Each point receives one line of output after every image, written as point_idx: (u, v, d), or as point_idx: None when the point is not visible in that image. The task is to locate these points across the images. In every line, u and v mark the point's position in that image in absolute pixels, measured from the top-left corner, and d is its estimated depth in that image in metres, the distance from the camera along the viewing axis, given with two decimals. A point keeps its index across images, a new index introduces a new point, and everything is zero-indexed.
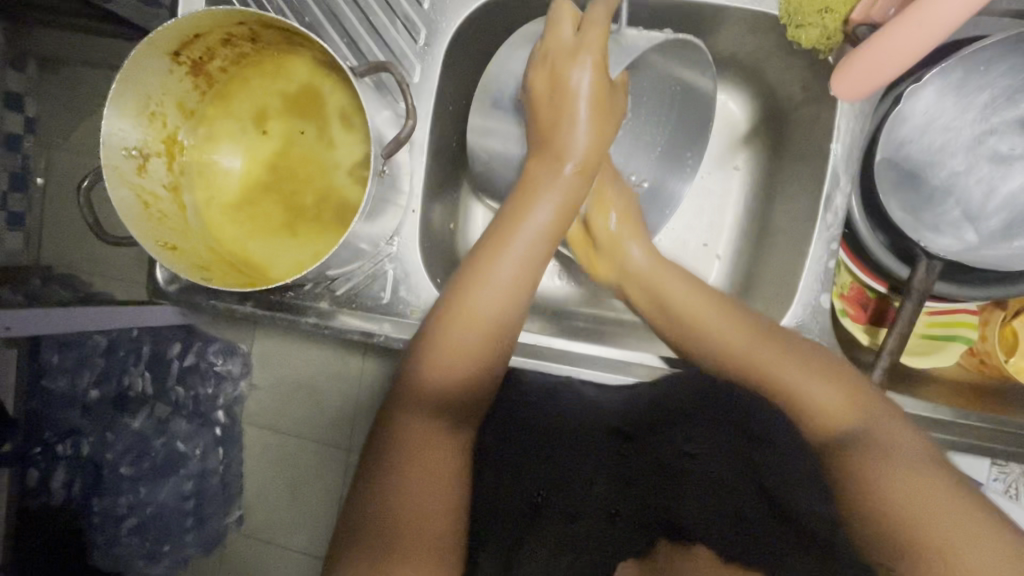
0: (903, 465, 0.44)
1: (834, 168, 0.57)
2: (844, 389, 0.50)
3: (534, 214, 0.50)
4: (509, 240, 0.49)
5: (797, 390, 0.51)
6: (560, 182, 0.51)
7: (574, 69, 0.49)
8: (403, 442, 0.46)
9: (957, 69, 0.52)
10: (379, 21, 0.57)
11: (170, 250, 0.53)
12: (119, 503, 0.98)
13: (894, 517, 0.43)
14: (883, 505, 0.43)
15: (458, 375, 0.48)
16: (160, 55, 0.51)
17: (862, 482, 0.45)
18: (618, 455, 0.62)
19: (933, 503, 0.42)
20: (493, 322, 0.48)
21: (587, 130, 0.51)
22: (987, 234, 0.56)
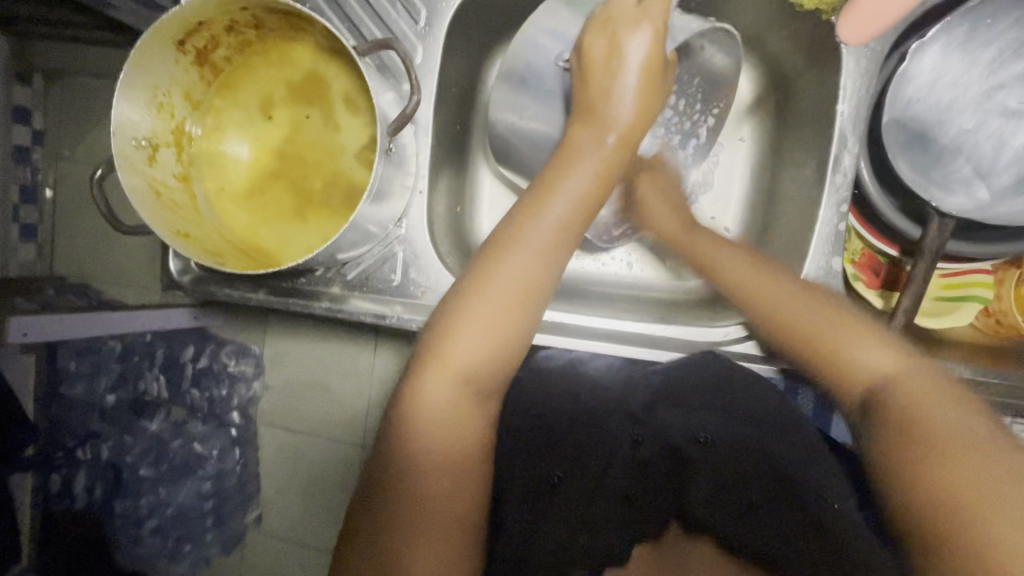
0: (946, 438, 0.41)
1: (842, 129, 0.56)
2: (897, 359, 0.47)
3: (572, 180, 0.48)
4: (546, 205, 0.48)
5: (847, 359, 0.48)
6: (599, 150, 0.50)
7: (630, 34, 0.49)
8: (426, 403, 0.46)
9: (960, 25, 0.52)
10: (379, 3, 0.58)
11: (183, 237, 0.54)
12: (140, 505, 0.99)
13: (933, 488, 0.40)
14: (929, 475, 0.40)
15: (488, 347, 0.46)
16: (167, 44, 0.52)
17: (904, 460, 0.42)
18: (629, 443, 0.58)
19: (981, 476, 0.38)
20: (523, 293, 0.46)
21: (635, 98, 0.50)
22: (999, 190, 0.56)
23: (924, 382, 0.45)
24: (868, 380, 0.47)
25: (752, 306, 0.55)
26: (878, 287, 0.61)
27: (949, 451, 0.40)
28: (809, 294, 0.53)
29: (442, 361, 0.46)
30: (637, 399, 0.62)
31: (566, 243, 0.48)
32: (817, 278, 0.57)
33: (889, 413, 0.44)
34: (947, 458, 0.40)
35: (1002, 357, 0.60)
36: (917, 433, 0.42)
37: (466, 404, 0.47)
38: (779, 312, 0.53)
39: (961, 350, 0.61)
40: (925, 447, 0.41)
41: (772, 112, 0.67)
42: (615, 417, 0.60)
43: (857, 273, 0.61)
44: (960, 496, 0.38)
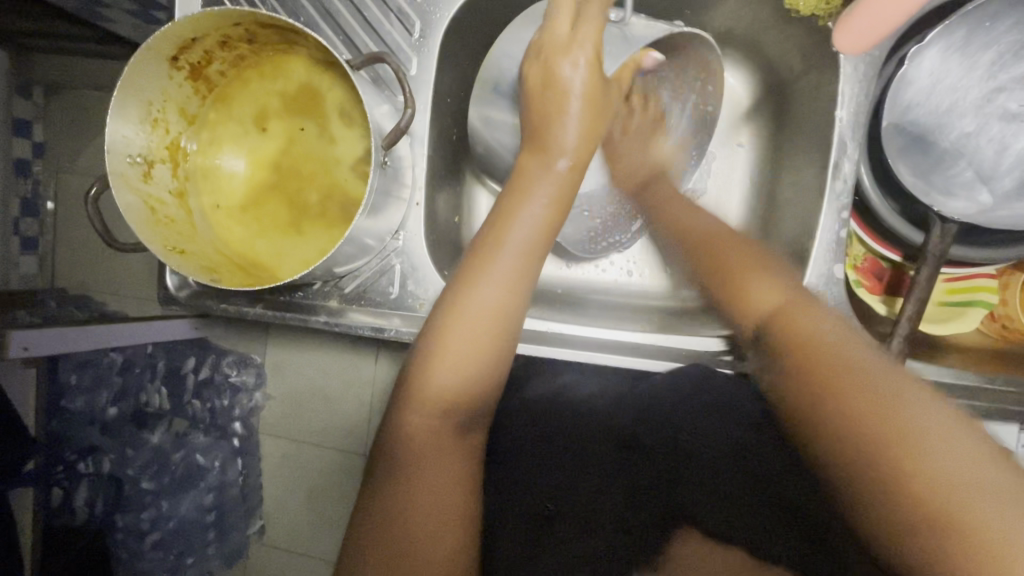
0: (850, 362, 0.36)
1: (841, 135, 0.55)
2: (782, 290, 0.48)
3: (529, 207, 0.48)
4: (506, 232, 0.47)
5: (741, 288, 0.49)
6: (553, 176, 0.49)
7: (563, 65, 0.49)
8: (407, 439, 0.46)
9: (960, 28, 0.51)
10: (373, 15, 0.58)
11: (179, 253, 0.53)
12: (142, 518, 0.98)
13: (833, 420, 0.35)
14: (829, 407, 0.35)
15: (465, 379, 0.46)
16: (160, 61, 0.51)
17: (810, 395, 0.37)
18: (620, 446, 0.60)
19: (876, 392, 0.34)
20: (494, 323, 0.46)
21: (577, 123, 0.50)
22: (1001, 194, 0.55)
23: (835, 329, 0.40)
24: (758, 314, 0.47)
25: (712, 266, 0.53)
26: (879, 293, 0.61)
27: (842, 378, 0.36)
28: (731, 237, 0.55)
29: (421, 398, 0.46)
30: (640, 405, 0.62)
31: (533, 266, 0.48)
32: (818, 285, 0.56)
33: (802, 354, 0.39)
34: (905, 436, 0.31)
35: (1006, 361, 0.60)
36: (817, 372, 0.37)
37: (445, 441, 0.46)
38: (710, 257, 0.54)
39: (966, 354, 0.61)
40: (834, 377, 0.36)
41: (770, 117, 0.66)
42: (605, 436, 0.61)
43: (860, 279, 0.61)
44: (870, 422, 0.33)
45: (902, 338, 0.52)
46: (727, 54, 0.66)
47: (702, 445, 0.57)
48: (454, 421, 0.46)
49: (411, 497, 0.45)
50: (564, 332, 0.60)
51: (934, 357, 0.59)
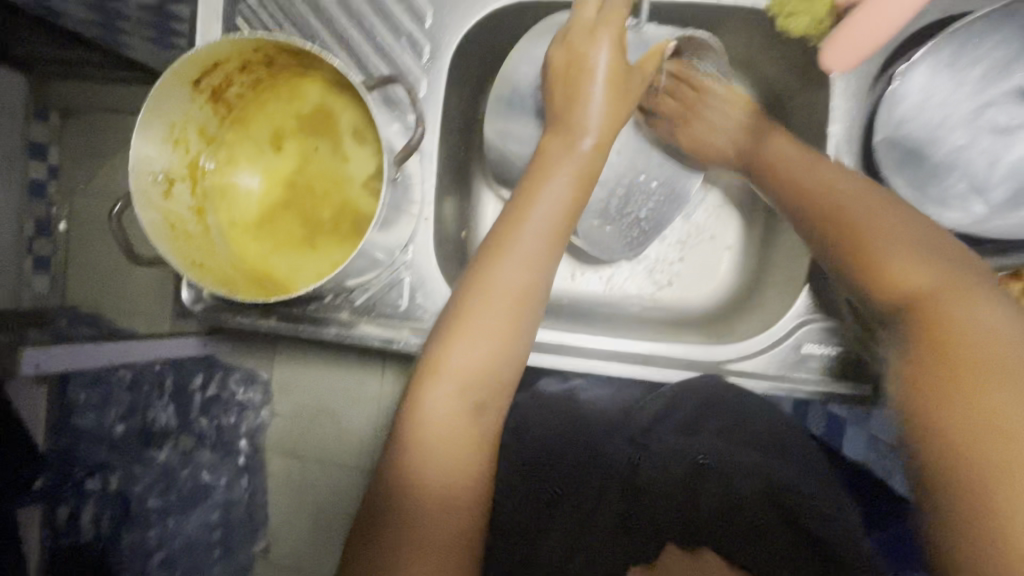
0: (975, 345, 0.36)
1: (837, 149, 0.58)
2: (936, 267, 0.41)
3: (553, 185, 0.49)
4: (531, 210, 0.49)
5: (881, 267, 0.43)
6: (574, 156, 0.50)
7: (599, 48, 0.51)
8: (429, 406, 0.46)
9: (947, 46, 0.53)
10: (384, 40, 0.60)
11: (199, 267, 0.55)
12: (148, 537, 0.98)
13: (949, 410, 0.35)
14: (957, 392, 0.35)
15: (487, 355, 0.47)
16: (184, 85, 0.54)
17: (930, 378, 0.36)
18: (629, 469, 0.59)
19: (1017, 390, 0.33)
20: (514, 300, 0.48)
21: (600, 110, 0.51)
22: (996, 205, 0.56)
23: (969, 302, 0.39)
24: (911, 289, 0.41)
25: (842, 241, 0.46)
26: None
27: (965, 365, 0.35)
28: (879, 202, 0.47)
29: (446, 367, 0.47)
30: (645, 422, 0.62)
31: (552, 246, 0.49)
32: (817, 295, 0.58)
33: (922, 317, 0.39)
34: (998, 409, 0.33)
35: None
36: (939, 339, 0.37)
37: (469, 410, 0.47)
38: (860, 248, 0.45)
39: None
40: (970, 352, 0.36)
41: None
42: (617, 443, 0.61)
43: None
44: (1000, 412, 0.33)
45: None
46: (724, 73, 0.69)
47: (737, 473, 0.56)
48: (476, 396, 0.47)
49: (425, 457, 0.46)
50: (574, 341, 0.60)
51: None
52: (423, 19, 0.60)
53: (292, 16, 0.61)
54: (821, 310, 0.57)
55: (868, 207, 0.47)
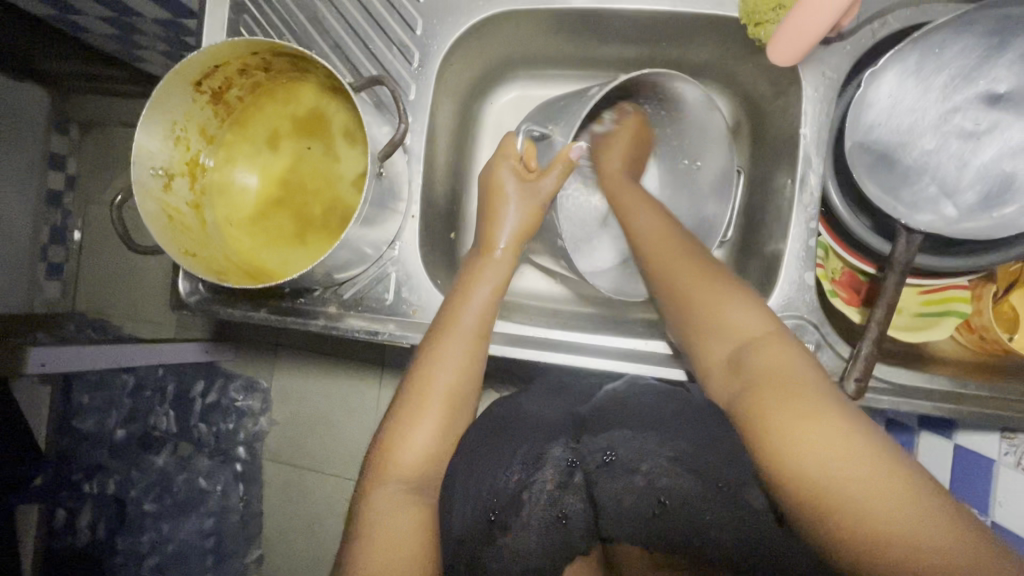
0: (801, 392, 0.42)
1: (807, 151, 0.60)
2: (764, 318, 0.48)
3: (477, 292, 0.58)
4: (460, 315, 0.57)
5: (723, 316, 0.49)
6: (490, 268, 0.60)
7: (506, 170, 0.62)
8: (376, 510, 0.50)
9: (911, 54, 0.55)
10: (377, 48, 0.64)
11: (192, 257, 0.58)
12: (141, 542, 0.98)
13: (778, 454, 0.40)
14: (772, 439, 0.41)
15: (430, 452, 0.52)
16: (185, 86, 0.57)
17: (761, 416, 0.42)
18: (565, 471, 0.51)
19: (832, 434, 0.39)
20: (452, 397, 0.54)
21: (511, 228, 0.61)
22: (965, 207, 0.58)
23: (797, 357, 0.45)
24: (741, 336, 0.48)
25: (684, 308, 0.52)
26: (857, 303, 0.63)
27: (792, 397, 0.42)
28: (701, 270, 0.53)
29: (394, 464, 0.51)
30: (624, 427, 0.51)
31: (481, 343, 0.57)
32: (790, 291, 0.60)
33: (761, 368, 0.45)
34: (812, 425, 0.40)
35: (982, 372, 0.61)
36: (770, 379, 0.44)
37: (406, 501, 0.50)
38: (678, 293, 0.53)
39: (943, 364, 0.62)
40: (767, 404, 0.43)
41: (748, 140, 0.71)
42: (556, 445, 0.52)
43: (836, 289, 0.63)
44: (808, 456, 0.39)
45: (873, 339, 0.55)
46: (704, 84, 0.71)
47: (682, 486, 0.47)
48: (415, 488, 0.51)
49: (370, 545, 0.48)
50: (552, 335, 0.64)
51: (910, 364, 0.61)
52: (414, 28, 0.64)
53: (291, 24, 0.65)
54: (790, 314, 0.59)
55: (682, 258, 0.54)
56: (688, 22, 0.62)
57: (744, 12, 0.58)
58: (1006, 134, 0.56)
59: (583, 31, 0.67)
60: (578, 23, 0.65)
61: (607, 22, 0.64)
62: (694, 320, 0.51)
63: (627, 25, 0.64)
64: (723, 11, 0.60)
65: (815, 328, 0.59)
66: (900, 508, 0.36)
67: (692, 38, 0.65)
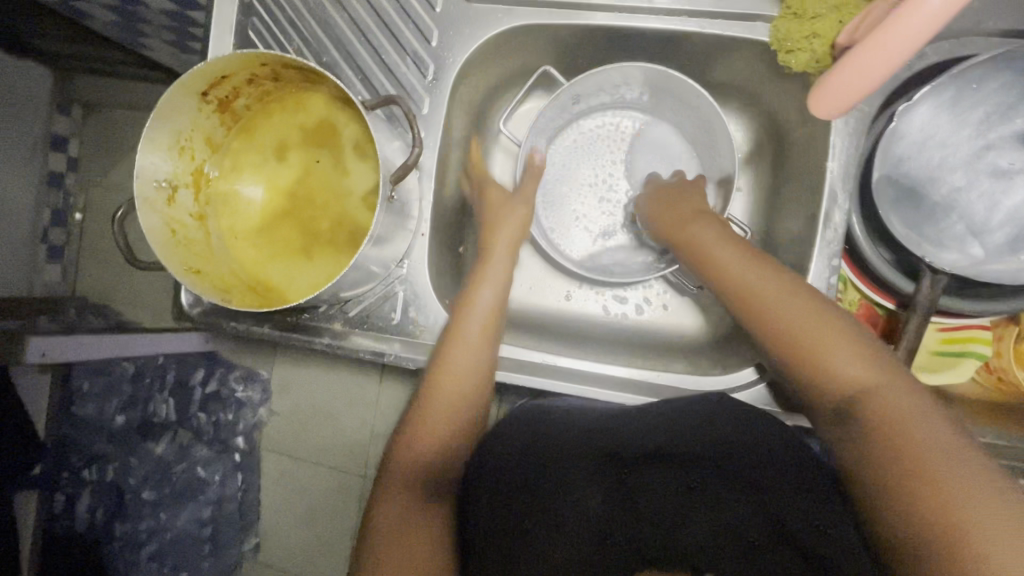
0: (923, 445, 0.39)
1: (832, 186, 0.57)
2: (872, 363, 0.45)
3: (499, 237, 0.61)
4: (491, 260, 0.61)
5: (828, 364, 0.45)
6: (512, 217, 0.62)
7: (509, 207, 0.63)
8: (422, 440, 0.57)
9: (948, 89, 0.53)
10: (390, 58, 0.62)
11: (195, 273, 0.56)
12: (139, 529, 0.97)
13: (921, 505, 0.37)
14: (908, 484, 0.38)
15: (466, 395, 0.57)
16: (191, 96, 0.55)
17: (892, 463, 0.39)
18: (613, 483, 0.55)
19: (962, 479, 0.36)
20: (482, 335, 0.57)
21: (512, 235, 0.62)
22: (992, 248, 0.56)
23: (897, 392, 0.43)
24: (851, 387, 0.44)
25: (794, 351, 0.47)
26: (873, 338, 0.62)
27: (929, 452, 0.38)
28: (807, 305, 0.48)
29: (431, 405, 0.57)
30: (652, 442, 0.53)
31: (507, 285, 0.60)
32: None
33: (875, 421, 0.42)
34: (931, 470, 0.37)
35: (997, 411, 0.60)
36: (889, 424, 0.41)
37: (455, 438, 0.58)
38: (785, 335, 0.48)
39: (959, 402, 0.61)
40: (896, 447, 0.40)
41: (768, 163, 0.68)
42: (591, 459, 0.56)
43: None
44: (947, 504, 0.36)
45: None
46: (727, 103, 0.69)
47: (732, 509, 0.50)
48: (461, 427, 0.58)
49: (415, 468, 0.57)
50: (559, 362, 0.62)
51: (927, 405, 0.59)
52: (430, 39, 0.61)
53: (302, 30, 0.62)
54: None
55: (786, 296, 0.49)
56: (715, 42, 0.60)
57: (775, 38, 0.56)
58: None
59: (603, 47, 0.64)
60: (602, 39, 0.63)
61: (631, 39, 0.62)
62: (799, 369, 0.47)
63: (652, 42, 0.62)
64: (752, 34, 0.57)
65: None
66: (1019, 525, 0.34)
67: (717, 57, 0.62)
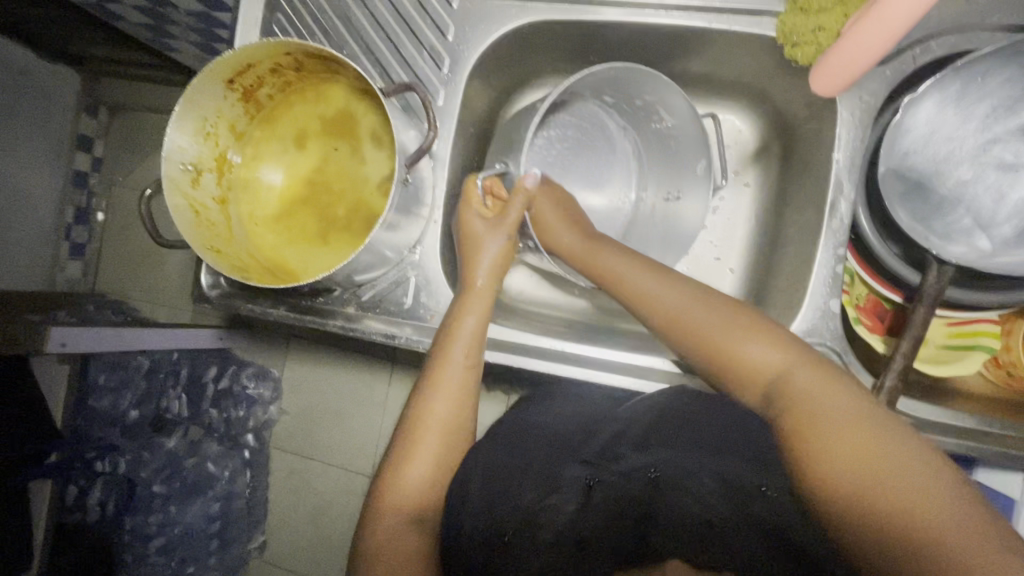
0: (823, 417, 0.40)
1: (838, 177, 0.59)
2: (784, 350, 0.46)
3: (486, 249, 0.59)
4: (477, 259, 0.59)
5: (738, 356, 0.47)
6: (488, 226, 0.60)
7: (472, 217, 0.60)
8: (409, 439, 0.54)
9: (954, 82, 0.53)
10: (408, 52, 0.64)
11: (216, 253, 0.58)
12: (148, 522, 0.98)
13: (829, 483, 0.37)
14: (821, 467, 0.38)
15: (455, 408, 0.55)
16: (217, 83, 0.57)
17: (802, 450, 0.40)
18: (582, 490, 0.50)
19: (852, 447, 0.38)
20: (469, 361, 0.55)
21: (489, 263, 0.59)
22: (1000, 241, 0.56)
23: (808, 377, 0.44)
24: (765, 375, 0.46)
25: (699, 343, 0.49)
26: (879, 332, 0.62)
27: (827, 428, 0.39)
28: (710, 301, 0.51)
29: (422, 419, 0.54)
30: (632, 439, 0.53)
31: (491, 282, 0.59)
32: (817, 319, 0.58)
33: (788, 408, 0.43)
34: (832, 439, 0.39)
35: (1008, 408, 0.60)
36: (802, 411, 0.41)
37: (441, 446, 0.54)
38: (689, 330, 0.50)
39: (969, 399, 0.61)
40: (809, 431, 0.40)
41: (776, 160, 0.70)
42: (569, 465, 0.52)
43: (861, 317, 0.62)
44: (869, 480, 0.36)
45: (897, 373, 0.54)
46: (737, 101, 0.70)
47: (689, 487, 0.47)
48: (451, 438, 0.54)
49: (390, 481, 0.53)
50: (568, 350, 0.61)
51: (935, 399, 0.60)
52: (446, 33, 0.64)
53: (324, 25, 0.65)
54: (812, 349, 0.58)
55: (699, 296, 0.51)
56: (723, 38, 0.61)
57: (782, 32, 0.57)
58: None
59: (614, 43, 0.66)
60: (614, 35, 0.64)
61: (642, 35, 0.63)
62: (711, 365, 0.49)
63: (661, 38, 0.63)
64: (759, 29, 0.59)
65: (838, 355, 0.58)
66: (922, 483, 0.35)
67: (725, 53, 0.64)
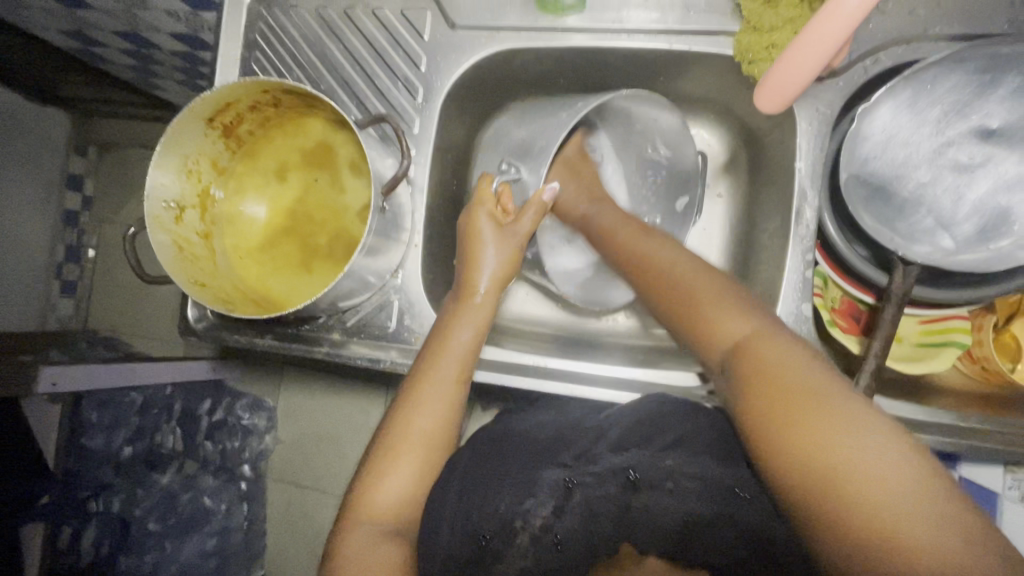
0: (785, 385, 0.39)
1: (801, 185, 0.61)
2: (756, 324, 0.45)
3: (483, 260, 0.60)
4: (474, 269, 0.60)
5: (712, 322, 0.47)
6: (503, 232, 0.60)
7: (482, 217, 0.61)
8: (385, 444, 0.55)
9: (905, 90, 0.56)
10: (383, 83, 0.66)
11: (200, 286, 0.59)
12: (143, 563, 0.96)
13: (784, 457, 0.37)
14: (778, 435, 0.37)
15: (442, 419, 0.55)
16: (197, 122, 0.59)
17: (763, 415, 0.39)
18: (563, 492, 0.48)
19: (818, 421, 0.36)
20: (459, 375, 0.57)
21: (491, 275, 0.60)
22: (963, 239, 0.58)
23: (782, 348, 0.42)
24: (732, 341, 0.45)
25: (682, 311, 0.50)
26: (854, 333, 0.63)
27: (792, 396, 0.38)
28: (699, 276, 0.51)
29: (409, 430, 0.55)
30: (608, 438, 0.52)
31: (491, 294, 0.60)
32: (790, 323, 0.60)
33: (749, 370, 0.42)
34: (796, 408, 0.37)
35: (983, 402, 0.61)
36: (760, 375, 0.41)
37: (422, 457, 0.54)
38: (677, 295, 0.51)
39: (945, 395, 0.62)
40: (774, 400, 0.39)
41: (745, 169, 0.72)
42: (548, 468, 0.50)
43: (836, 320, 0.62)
44: (821, 457, 0.35)
45: (869, 373, 0.55)
46: (705, 115, 0.73)
47: (667, 488, 0.47)
48: (431, 451, 0.54)
49: (366, 490, 0.53)
50: (549, 364, 0.63)
51: (911, 397, 0.61)
52: (419, 64, 0.66)
53: (301, 61, 0.67)
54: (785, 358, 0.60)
55: (684, 271, 0.52)
56: (686, 57, 0.64)
57: (739, 51, 0.60)
58: (1000, 168, 0.56)
59: (584, 65, 0.68)
60: (582, 59, 0.67)
61: (608, 58, 0.66)
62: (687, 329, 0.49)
63: (627, 60, 0.66)
64: (718, 49, 0.62)
65: None
66: (888, 465, 0.33)
67: (689, 71, 0.66)
